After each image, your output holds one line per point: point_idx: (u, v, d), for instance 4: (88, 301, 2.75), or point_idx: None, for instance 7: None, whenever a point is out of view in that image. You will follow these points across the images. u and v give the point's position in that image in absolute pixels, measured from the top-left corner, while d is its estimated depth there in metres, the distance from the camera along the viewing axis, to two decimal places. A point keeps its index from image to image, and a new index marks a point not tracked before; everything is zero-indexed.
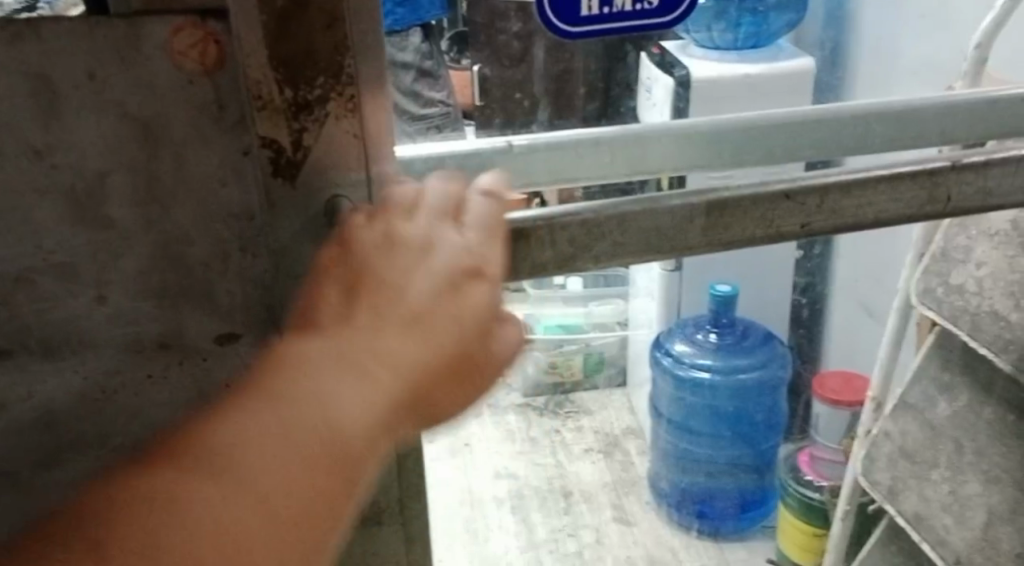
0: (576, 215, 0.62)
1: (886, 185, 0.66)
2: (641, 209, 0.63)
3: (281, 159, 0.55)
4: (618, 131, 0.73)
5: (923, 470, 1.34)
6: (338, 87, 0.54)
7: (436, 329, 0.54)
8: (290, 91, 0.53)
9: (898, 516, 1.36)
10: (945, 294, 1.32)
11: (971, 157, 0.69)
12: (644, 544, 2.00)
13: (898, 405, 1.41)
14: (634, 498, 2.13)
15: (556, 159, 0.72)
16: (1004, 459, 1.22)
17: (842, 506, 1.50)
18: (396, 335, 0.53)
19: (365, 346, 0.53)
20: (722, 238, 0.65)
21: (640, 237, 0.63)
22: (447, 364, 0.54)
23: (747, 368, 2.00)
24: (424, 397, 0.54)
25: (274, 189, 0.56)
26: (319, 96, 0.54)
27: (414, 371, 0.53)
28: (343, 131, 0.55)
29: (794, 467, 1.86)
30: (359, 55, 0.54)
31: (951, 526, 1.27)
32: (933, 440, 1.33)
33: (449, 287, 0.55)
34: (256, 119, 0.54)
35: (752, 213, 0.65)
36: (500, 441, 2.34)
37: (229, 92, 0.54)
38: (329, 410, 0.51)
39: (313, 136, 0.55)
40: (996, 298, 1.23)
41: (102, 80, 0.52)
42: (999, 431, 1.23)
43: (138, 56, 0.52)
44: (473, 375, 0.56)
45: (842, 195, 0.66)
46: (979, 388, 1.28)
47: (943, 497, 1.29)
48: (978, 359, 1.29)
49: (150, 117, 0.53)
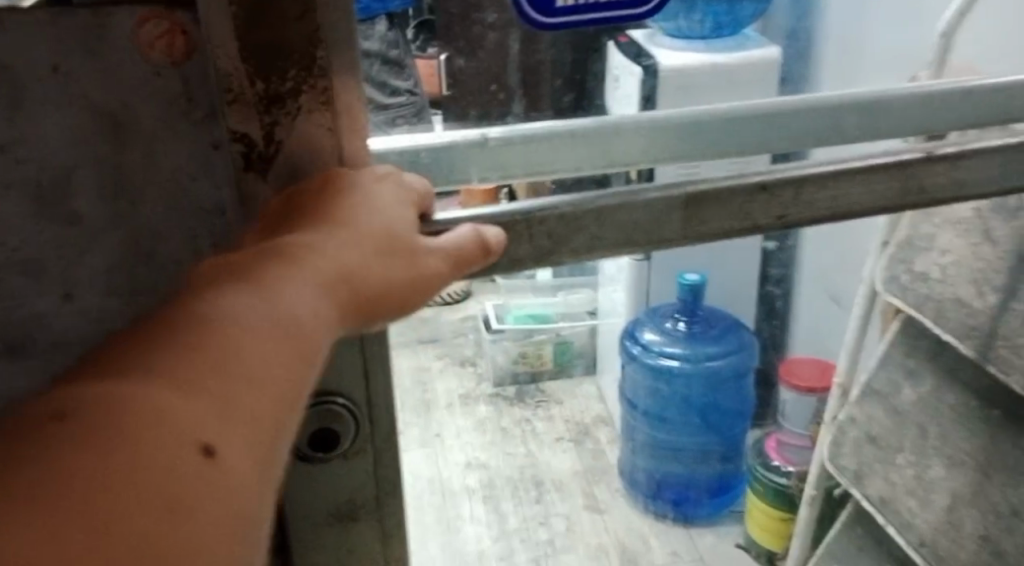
0: (552, 209, 0.65)
1: (862, 178, 0.71)
2: (622, 204, 0.66)
3: (252, 155, 0.57)
4: (596, 123, 0.78)
5: (888, 455, 1.36)
6: (311, 80, 0.56)
7: (367, 223, 0.56)
8: (260, 82, 0.55)
9: (864, 500, 1.38)
10: (910, 282, 1.34)
11: (943, 148, 0.74)
12: (615, 531, 2.02)
13: (864, 391, 1.43)
14: (603, 486, 2.15)
15: (532, 150, 0.76)
16: (967, 443, 1.24)
17: (810, 491, 1.53)
18: (333, 230, 0.54)
19: (302, 239, 0.52)
20: (703, 230, 0.69)
21: (620, 230, 0.67)
22: (383, 251, 0.55)
23: (716, 356, 2.02)
24: (368, 284, 0.54)
25: (245, 186, 0.58)
26: (291, 90, 0.56)
27: (356, 253, 0.54)
28: (316, 125, 0.57)
29: (762, 453, 1.88)
30: (334, 49, 0.56)
31: (916, 509, 1.29)
32: (898, 424, 1.35)
33: (369, 189, 0.58)
34: (227, 112, 0.55)
35: (729, 206, 0.69)
36: (471, 431, 2.35)
37: (194, 85, 0.55)
38: (285, 281, 0.49)
39: (285, 130, 0.57)
40: (962, 285, 1.25)
41: (65, 73, 0.53)
42: (962, 415, 1.26)
43: (101, 48, 0.53)
44: (409, 267, 0.57)
45: (818, 188, 0.70)
46: (944, 373, 1.30)
47: (909, 481, 1.31)
48: (943, 346, 1.31)
49: (114, 109, 0.54)
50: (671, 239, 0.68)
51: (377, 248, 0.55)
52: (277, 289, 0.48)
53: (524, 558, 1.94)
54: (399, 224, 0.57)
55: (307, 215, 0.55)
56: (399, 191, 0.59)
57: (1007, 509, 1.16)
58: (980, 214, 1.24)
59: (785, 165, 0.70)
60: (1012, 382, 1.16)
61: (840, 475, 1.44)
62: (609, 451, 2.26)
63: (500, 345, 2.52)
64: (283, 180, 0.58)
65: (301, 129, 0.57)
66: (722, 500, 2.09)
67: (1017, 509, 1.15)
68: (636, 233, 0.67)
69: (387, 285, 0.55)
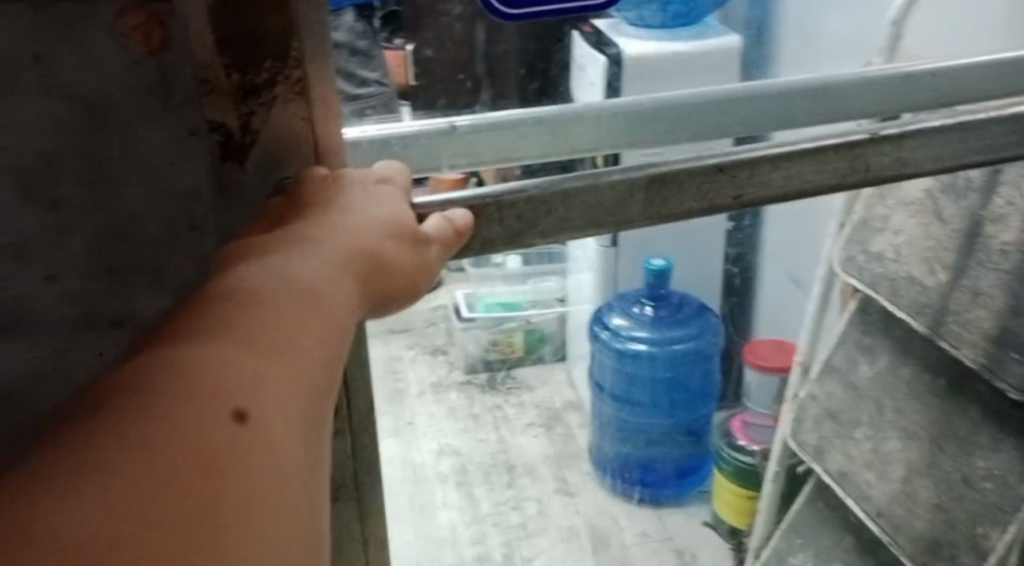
0: (520, 193, 0.70)
1: (811, 159, 0.75)
2: (585, 188, 0.71)
3: (231, 142, 0.63)
4: (558, 112, 0.81)
5: (847, 430, 1.40)
6: (285, 71, 0.63)
7: (365, 211, 0.63)
8: (236, 74, 0.62)
9: (824, 474, 1.42)
10: (865, 261, 1.38)
11: (892, 129, 0.79)
12: (586, 513, 2.05)
13: (824, 369, 1.47)
14: (574, 470, 2.18)
15: (500, 138, 0.79)
16: (920, 415, 1.29)
17: (772, 467, 1.56)
18: (336, 219, 0.62)
19: (309, 229, 0.60)
20: (663, 210, 0.73)
21: (586, 213, 0.71)
22: (384, 235, 0.63)
23: (682, 339, 2.06)
24: (374, 262, 0.61)
25: (224, 171, 0.64)
26: (266, 80, 0.62)
27: (359, 236, 0.61)
28: (291, 112, 0.64)
29: (727, 433, 1.92)
30: (303, 39, 0.62)
31: (873, 481, 1.33)
32: (856, 400, 1.40)
33: (362, 184, 0.66)
34: (205, 103, 0.62)
35: (688, 187, 0.73)
36: (442, 419, 2.37)
37: (173, 74, 0.61)
38: (293, 264, 0.57)
39: (260, 118, 0.63)
40: (914, 263, 1.30)
41: (45, 64, 0.59)
42: (916, 389, 1.31)
43: (78, 39, 0.59)
44: (408, 245, 0.64)
45: (772, 168, 0.74)
46: (899, 349, 1.35)
47: (865, 454, 1.36)
48: (898, 323, 1.36)
49: (95, 98, 0.60)
50: (623, 219, 0.72)
51: (384, 231, 0.63)
52: (285, 269, 0.56)
53: (496, 542, 1.97)
54: (399, 212, 0.66)
55: (312, 207, 0.63)
56: (393, 190, 0.68)
57: (959, 477, 1.21)
58: (931, 194, 1.28)
59: (740, 150, 0.74)
60: (962, 356, 1.20)
61: (801, 451, 1.48)
62: (579, 436, 2.30)
63: (472, 333, 2.56)
64: (261, 163, 0.65)
65: (275, 116, 0.64)
66: (690, 481, 2.13)
67: (969, 477, 1.20)
68: (599, 215, 0.71)
69: (394, 260, 0.63)
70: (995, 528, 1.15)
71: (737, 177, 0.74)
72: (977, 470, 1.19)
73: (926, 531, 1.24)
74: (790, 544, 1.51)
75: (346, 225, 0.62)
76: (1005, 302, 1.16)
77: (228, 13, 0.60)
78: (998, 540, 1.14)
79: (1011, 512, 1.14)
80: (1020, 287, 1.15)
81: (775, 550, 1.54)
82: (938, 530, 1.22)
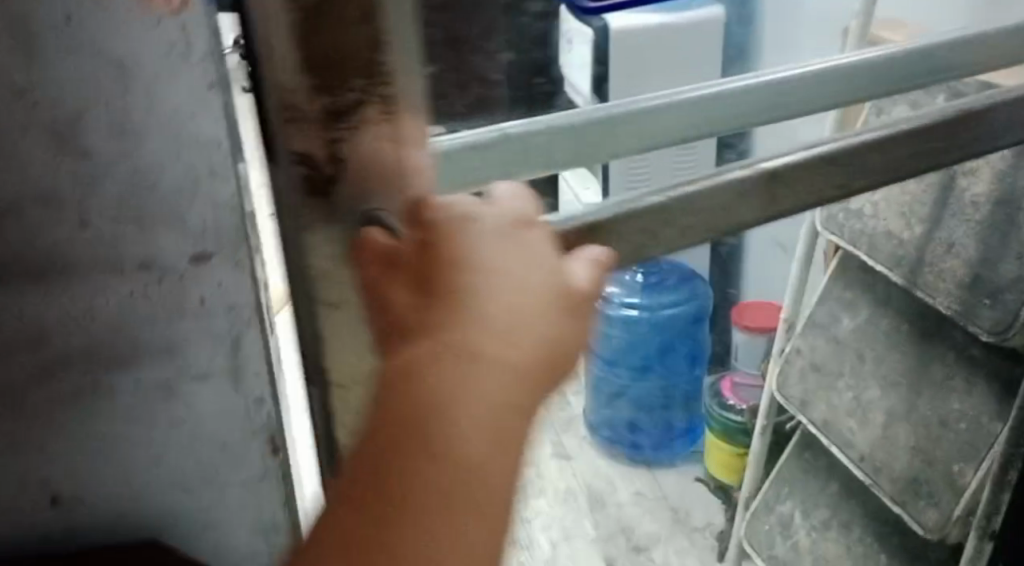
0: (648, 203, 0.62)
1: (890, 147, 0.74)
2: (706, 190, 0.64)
3: (322, 181, 0.51)
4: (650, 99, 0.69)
5: (830, 381, 1.46)
6: (377, 89, 0.49)
7: (519, 282, 0.49)
8: (326, 98, 0.49)
9: (808, 424, 1.47)
10: (845, 219, 1.42)
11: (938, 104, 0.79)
12: (582, 475, 2.09)
13: (808, 324, 1.52)
14: (570, 433, 2.20)
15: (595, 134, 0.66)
16: (900, 363, 1.35)
17: (760, 422, 1.61)
18: (489, 302, 0.48)
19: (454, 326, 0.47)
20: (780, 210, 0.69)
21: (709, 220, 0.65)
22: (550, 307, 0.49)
23: (670, 303, 2.14)
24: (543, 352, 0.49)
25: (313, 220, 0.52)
26: (355, 101, 0.49)
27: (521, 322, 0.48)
28: (378, 139, 0.50)
29: (717, 393, 1.98)
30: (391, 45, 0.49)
31: (856, 428, 1.39)
32: (839, 350, 1.46)
33: (504, 231, 0.50)
34: (286, 133, 0.49)
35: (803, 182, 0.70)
36: None
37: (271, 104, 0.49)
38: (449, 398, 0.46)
39: (349, 147, 0.50)
40: (891, 218, 1.35)
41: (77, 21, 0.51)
42: (896, 339, 1.37)
43: None
44: (576, 309, 0.51)
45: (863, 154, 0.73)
46: (879, 301, 1.40)
47: (847, 403, 1.42)
48: (877, 277, 1.42)
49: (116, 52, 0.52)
50: (720, 232, 0.66)
51: (547, 301, 0.49)
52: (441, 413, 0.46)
53: None
54: (554, 268, 0.51)
55: (450, 283, 0.48)
56: (539, 231, 0.52)
57: (935, 419, 1.28)
58: None
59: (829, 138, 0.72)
60: (938, 303, 1.25)
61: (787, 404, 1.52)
62: None
63: None
64: (356, 198, 0.51)
65: (374, 153, 0.50)
66: (682, 442, 2.18)
67: (945, 420, 1.26)
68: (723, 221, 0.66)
69: (573, 344, 0.51)
70: (970, 466, 1.22)
71: (797, 182, 0.69)
72: (952, 413, 1.26)
73: (906, 472, 1.30)
74: (778, 493, 1.58)
75: (520, 327, 0.48)
76: (976, 252, 1.22)
77: (320, 30, 0.47)
78: (972, 476, 1.21)
79: (983, 450, 1.21)
80: (989, 238, 1.21)
81: (763, 499, 1.60)
82: (916, 471, 1.28)
